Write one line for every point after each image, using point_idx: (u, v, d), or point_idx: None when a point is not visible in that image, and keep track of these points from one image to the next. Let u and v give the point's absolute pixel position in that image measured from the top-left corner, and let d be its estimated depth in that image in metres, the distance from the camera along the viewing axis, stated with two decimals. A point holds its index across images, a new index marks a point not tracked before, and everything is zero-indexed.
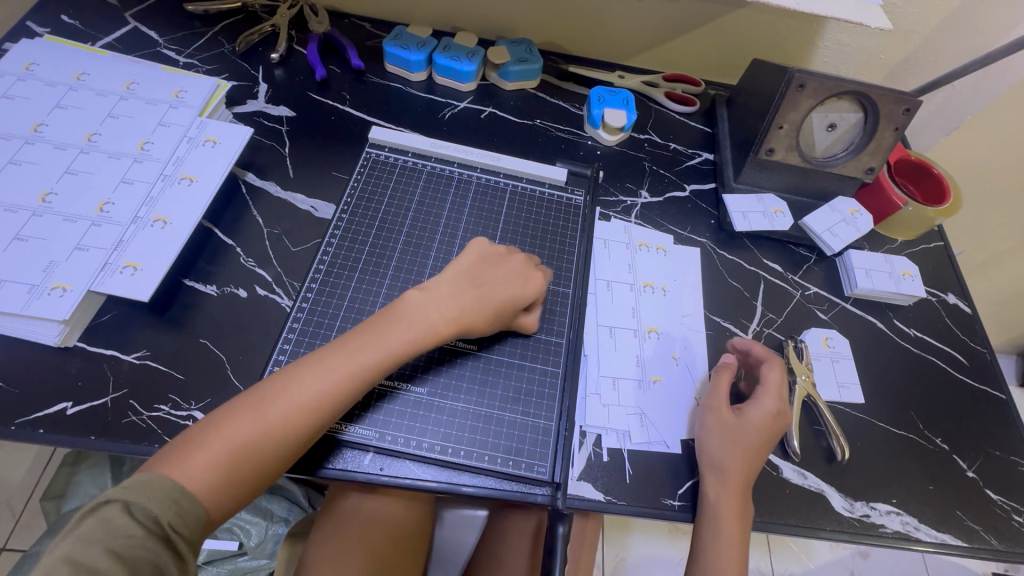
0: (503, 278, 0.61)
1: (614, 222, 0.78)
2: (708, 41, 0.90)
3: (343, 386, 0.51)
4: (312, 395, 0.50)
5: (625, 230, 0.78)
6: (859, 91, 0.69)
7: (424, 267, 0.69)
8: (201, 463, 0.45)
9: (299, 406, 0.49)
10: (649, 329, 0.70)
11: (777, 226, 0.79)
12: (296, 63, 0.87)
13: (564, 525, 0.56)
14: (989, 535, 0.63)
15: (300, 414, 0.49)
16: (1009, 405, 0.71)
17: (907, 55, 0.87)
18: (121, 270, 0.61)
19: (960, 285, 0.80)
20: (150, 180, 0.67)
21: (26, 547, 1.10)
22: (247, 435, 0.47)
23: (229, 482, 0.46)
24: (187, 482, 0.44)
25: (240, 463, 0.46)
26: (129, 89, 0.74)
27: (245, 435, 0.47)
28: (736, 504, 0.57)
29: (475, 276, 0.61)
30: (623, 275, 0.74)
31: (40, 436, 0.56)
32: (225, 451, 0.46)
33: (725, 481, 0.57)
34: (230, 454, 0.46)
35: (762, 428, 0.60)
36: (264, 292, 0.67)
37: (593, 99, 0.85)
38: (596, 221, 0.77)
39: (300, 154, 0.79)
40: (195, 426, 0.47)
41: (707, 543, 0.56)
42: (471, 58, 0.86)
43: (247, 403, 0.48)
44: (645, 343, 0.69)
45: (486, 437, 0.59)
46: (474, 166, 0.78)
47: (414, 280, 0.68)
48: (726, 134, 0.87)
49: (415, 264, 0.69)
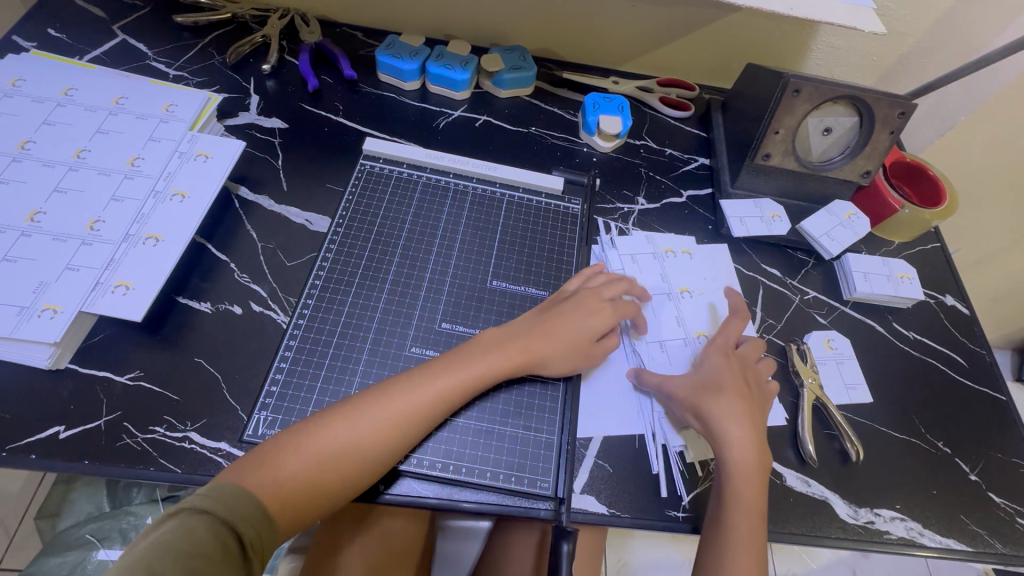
0: (580, 309, 0.64)
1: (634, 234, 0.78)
2: (702, 46, 0.90)
3: (411, 422, 0.54)
4: (380, 428, 0.53)
5: (648, 240, 0.77)
6: (854, 95, 0.69)
7: (423, 283, 0.68)
8: (274, 477, 0.49)
9: (371, 440, 0.52)
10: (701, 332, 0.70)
11: (775, 231, 0.78)
12: (288, 73, 0.86)
13: (569, 542, 0.52)
14: (993, 539, 0.62)
15: (373, 448, 0.52)
16: (1009, 406, 0.71)
17: (900, 56, 0.87)
18: (113, 290, 0.60)
19: (957, 287, 0.80)
20: (141, 197, 0.66)
21: (20, 568, 1.08)
22: (317, 457, 0.51)
23: (300, 504, 0.50)
24: (260, 492, 0.48)
25: (313, 489, 0.50)
26: (118, 104, 0.73)
27: (319, 462, 0.51)
28: (740, 445, 0.57)
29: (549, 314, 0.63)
30: (659, 286, 0.73)
31: (32, 461, 0.55)
32: (298, 475, 0.50)
33: (721, 425, 0.58)
34: (305, 481, 0.50)
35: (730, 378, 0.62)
36: (259, 308, 0.66)
37: (588, 106, 0.85)
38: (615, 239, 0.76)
39: (293, 166, 0.78)
40: (269, 442, 0.51)
41: (729, 495, 0.55)
42: (465, 66, 0.85)
43: (318, 429, 0.52)
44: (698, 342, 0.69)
45: (489, 452, 0.58)
46: (470, 175, 0.78)
47: (413, 296, 0.67)
48: (721, 139, 0.86)
49: (413, 279, 0.68)
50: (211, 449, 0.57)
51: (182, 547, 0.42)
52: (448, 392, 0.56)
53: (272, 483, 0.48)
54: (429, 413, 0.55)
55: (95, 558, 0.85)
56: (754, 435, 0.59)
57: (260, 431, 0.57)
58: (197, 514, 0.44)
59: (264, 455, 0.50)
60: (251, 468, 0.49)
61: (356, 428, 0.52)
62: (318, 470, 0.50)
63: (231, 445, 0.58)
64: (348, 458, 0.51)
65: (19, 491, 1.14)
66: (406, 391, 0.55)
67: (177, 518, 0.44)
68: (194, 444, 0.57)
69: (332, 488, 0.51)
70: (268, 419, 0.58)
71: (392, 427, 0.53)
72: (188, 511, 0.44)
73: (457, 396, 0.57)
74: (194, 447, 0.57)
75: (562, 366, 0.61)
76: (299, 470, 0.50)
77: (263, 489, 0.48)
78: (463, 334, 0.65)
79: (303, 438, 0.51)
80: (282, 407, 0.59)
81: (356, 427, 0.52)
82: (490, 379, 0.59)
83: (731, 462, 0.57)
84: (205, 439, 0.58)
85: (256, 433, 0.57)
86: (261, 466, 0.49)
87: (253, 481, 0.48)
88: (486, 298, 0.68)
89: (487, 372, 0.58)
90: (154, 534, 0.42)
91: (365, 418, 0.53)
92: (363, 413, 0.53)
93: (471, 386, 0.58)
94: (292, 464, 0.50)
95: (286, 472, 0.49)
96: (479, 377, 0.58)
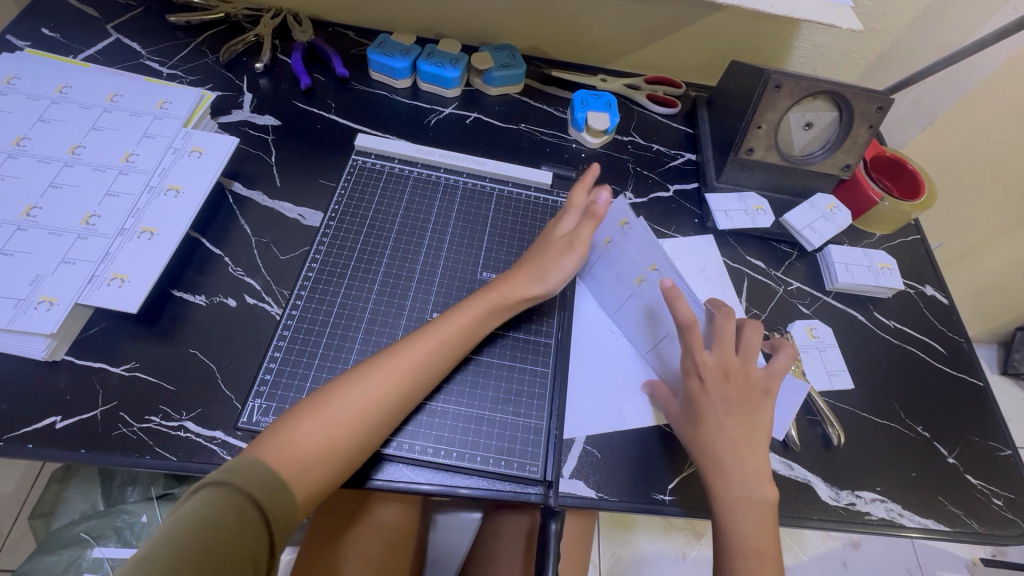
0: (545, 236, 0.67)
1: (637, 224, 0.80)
2: (687, 44, 0.92)
3: (409, 381, 0.57)
4: (382, 387, 0.55)
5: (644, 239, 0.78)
6: (833, 90, 0.71)
7: (423, 262, 0.71)
8: (287, 447, 0.50)
9: (380, 394, 0.55)
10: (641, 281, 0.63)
11: (759, 224, 0.80)
12: (281, 72, 0.87)
13: (555, 522, 0.56)
14: (970, 519, 0.64)
15: (382, 403, 0.55)
16: (986, 392, 0.73)
17: (880, 53, 0.89)
18: (108, 282, 0.61)
19: (937, 277, 0.83)
20: (136, 192, 0.67)
21: (15, 567, 1.08)
22: (327, 425, 0.52)
23: (320, 469, 0.51)
24: (278, 462, 0.49)
25: (331, 449, 0.52)
26: (112, 101, 0.74)
27: (334, 424, 0.52)
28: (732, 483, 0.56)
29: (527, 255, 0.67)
30: (624, 286, 0.66)
31: (29, 451, 0.56)
32: (314, 443, 0.51)
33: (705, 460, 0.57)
34: (323, 440, 0.51)
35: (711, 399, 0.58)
36: (252, 301, 0.67)
37: (576, 103, 0.86)
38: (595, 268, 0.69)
39: (286, 162, 0.79)
40: (276, 422, 0.53)
41: (729, 534, 0.55)
42: (455, 64, 0.87)
43: (322, 401, 0.54)
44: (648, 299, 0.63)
45: (478, 438, 0.60)
46: (460, 170, 0.79)
47: (411, 277, 0.69)
48: (707, 134, 0.88)
49: (408, 263, 0.70)
50: (207, 438, 0.58)
51: (211, 522, 0.44)
52: (442, 347, 0.59)
53: (290, 449, 0.50)
54: (431, 365, 0.58)
55: (89, 555, 0.85)
56: (750, 459, 0.57)
57: (255, 418, 0.58)
58: (221, 490, 0.45)
59: (278, 429, 0.52)
60: (266, 443, 0.50)
61: (364, 386, 0.55)
62: (333, 430, 0.52)
63: (226, 433, 0.59)
64: (360, 413, 0.54)
65: (12, 492, 1.14)
66: (403, 354, 0.57)
67: (199, 495, 0.45)
68: (189, 433, 0.58)
69: (345, 452, 0.53)
70: (263, 407, 0.59)
71: (399, 378, 0.56)
72: (211, 488, 0.45)
73: (455, 348, 0.60)
74: (189, 435, 0.58)
75: (554, 280, 0.64)
76: (314, 431, 0.52)
77: (281, 457, 0.50)
78: None
79: (315, 405, 0.53)
80: (277, 395, 0.60)
81: (365, 385, 0.55)
82: (484, 326, 0.63)
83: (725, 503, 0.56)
84: (200, 428, 0.59)
85: (250, 420, 0.58)
86: (277, 437, 0.51)
87: (271, 454, 0.49)
88: (476, 289, 0.70)
89: (479, 320, 0.62)
90: (188, 509, 0.44)
91: (370, 376, 0.55)
92: (370, 372, 0.56)
93: (468, 336, 0.61)
94: (307, 427, 0.52)
95: (302, 436, 0.51)
96: (474, 325, 0.62)
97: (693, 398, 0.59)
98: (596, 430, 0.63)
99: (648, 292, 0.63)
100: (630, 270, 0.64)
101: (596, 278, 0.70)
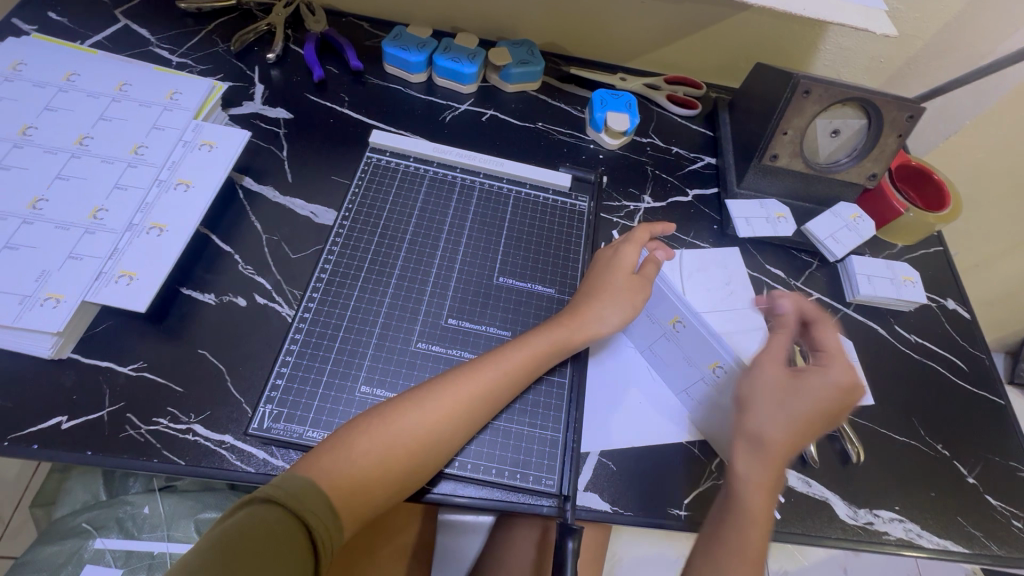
0: (603, 274, 0.65)
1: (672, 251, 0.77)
2: (711, 43, 0.89)
3: (458, 412, 0.55)
4: (433, 418, 0.54)
5: (680, 266, 0.76)
6: (864, 98, 0.69)
7: (460, 277, 0.68)
8: (330, 465, 0.50)
9: (440, 420, 0.54)
10: (674, 323, 0.62)
11: (780, 232, 0.79)
12: (294, 63, 0.85)
13: (573, 539, 0.52)
14: (990, 541, 0.63)
15: (439, 430, 0.54)
16: (1007, 410, 0.72)
17: (909, 59, 0.87)
18: (116, 280, 0.59)
19: (958, 291, 0.81)
20: (144, 186, 0.65)
21: (16, 554, 1.08)
22: (376, 447, 0.52)
23: (370, 492, 0.51)
24: (320, 480, 0.49)
25: (384, 471, 0.52)
26: (121, 90, 0.72)
27: (389, 447, 0.52)
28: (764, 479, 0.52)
29: (590, 289, 0.64)
30: (651, 328, 0.65)
31: (35, 451, 0.54)
32: (360, 465, 0.51)
33: (766, 455, 0.52)
34: (376, 462, 0.51)
35: (821, 401, 0.54)
36: (263, 301, 0.66)
37: (595, 102, 0.84)
38: (631, 328, 0.68)
39: (298, 157, 0.77)
40: (332, 435, 0.53)
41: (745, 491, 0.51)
42: (472, 59, 0.84)
43: (370, 424, 0.53)
44: (683, 342, 0.62)
45: (494, 450, 0.59)
46: (476, 171, 0.77)
47: (442, 291, 0.67)
48: (727, 137, 0.86)
49: (440, 275, 0.68)
50: (216, 442, 0.57)
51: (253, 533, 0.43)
52: (506, 376, 0.58)
53: (343, 467, 0.50)
54: (491, 394, 0.57)
55: (91, 547, 0.83)
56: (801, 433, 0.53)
57: (265, 424, 0.57)
58: (269, 509, 0.45)
59: (334, 444, 0.52)
60: (323, 457, 0.51)
61: (421, 411, 0.54)
62: (388, 454, 0.52)
63: (236, 438, 0.58)
64: (417, 439, 0.53)
65: (13, 479, 1.14)
66: (461, 380, 0.56)
67: (251, 508, 0.45)
68: (198, 436, 0.57)
69: (390, 479, 0.52)
70: (274, 412, 0.58)
71: (458, 405, 0.55)
72: (266, 505, 0.46)
73: (519, 377, 0.59)
74: (198, 439, 0.57)
75: (618, 318, 0.63)
76: (369, 452, 0.51)
77: (334, 476, 0.50)
78: (470, 330, 0.65)
79: (372, 424, 0.53)
80: (288, 401, 0.58)
81: (422, 409, 0.54)
82: (549, 362, 0.61)
83: (748, 499, 0.51)
84: (209, 432, 0.57)
85: (261, 426, 0.57)
86: (331, 453, 0.51)
87: (322, 467, 0.50)
88: (492, 294, 0.68)
89: (544, 354, 0.60)
90: (231, 523, 0.44)
91: (432, 400, 0.55)
92: (428, 396, 0.55)
93: (529, 369, 0.59)
94: (363, 446, 0.52)
95: (358, 453, 0.51)
96: (538, 359, 0.60)
97: (802, 388, 0.54)
98: (609, 445, 0.62)
99: (684, 335, 0.61)
100: (663, 310, 0.63)
101: (639, 335, 0.67)
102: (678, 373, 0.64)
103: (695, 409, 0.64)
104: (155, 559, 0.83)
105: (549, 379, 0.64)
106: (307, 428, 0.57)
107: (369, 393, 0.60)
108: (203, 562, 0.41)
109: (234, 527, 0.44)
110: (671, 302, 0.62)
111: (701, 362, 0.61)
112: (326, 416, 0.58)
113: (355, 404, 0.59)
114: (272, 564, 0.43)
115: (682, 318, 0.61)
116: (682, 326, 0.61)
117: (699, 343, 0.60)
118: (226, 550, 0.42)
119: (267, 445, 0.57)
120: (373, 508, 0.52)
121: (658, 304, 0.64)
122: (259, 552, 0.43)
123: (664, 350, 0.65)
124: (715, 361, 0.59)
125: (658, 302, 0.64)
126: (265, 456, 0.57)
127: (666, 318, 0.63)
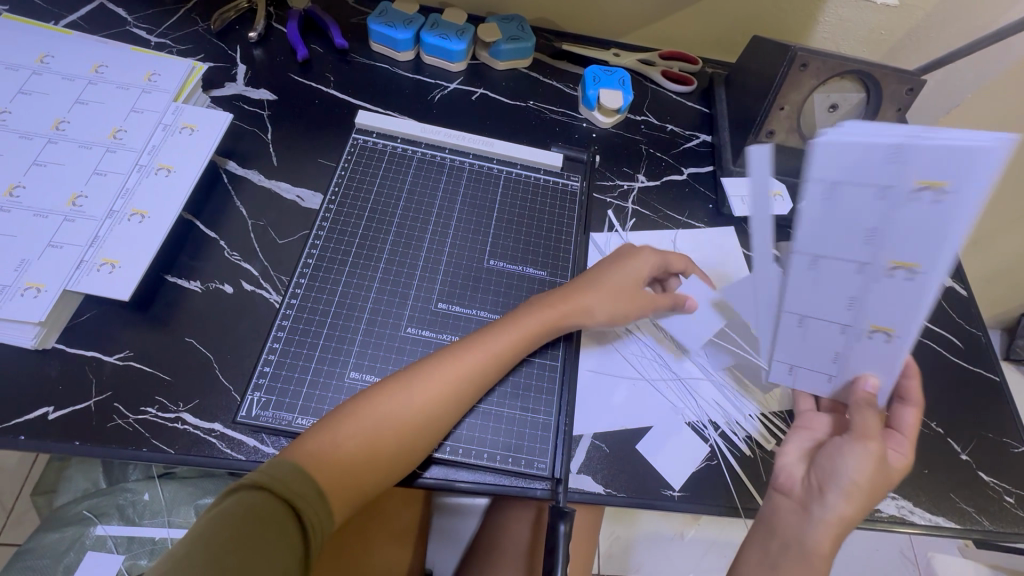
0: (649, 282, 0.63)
1: (662, 231, 0.76)
2: (707, 16, 0.87)
3: (446, 394, 0.54)
4: (420, 401, 0.53)
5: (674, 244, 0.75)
6: (861, 70, 0.67)
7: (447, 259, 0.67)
8: (314, 448, 0.50)
9: (425, 403, 0.53)
10: (896, 265, 0.48)
11: (776, 210, 0.77)
12: (276, 42, 0.83)
13: (565, 522, 0.52)
14: (982, 517, 0.63)
15: (427, 413, 0.53)
16: (1002, 386, 0.71)
17: (910, 30, 0.84)
18: (98, 268, 0.58)
19: (956, 267, 0.80)
20: (125, 171, 0.64)
21: (18, 543, 1.09)
22: (362, 434, 0.51)
23: (358, 479, 0.51)
24: (306, 463, 0.49)
25: (372, 457, 0.51)
26: (97, 72, 0.70)
27: (375, 432, 0.51)
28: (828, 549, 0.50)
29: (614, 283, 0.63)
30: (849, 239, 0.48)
31: (22, 443, 0.54)
32: (347, 450, 0.50)
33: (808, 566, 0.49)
34: (364, 448, 0.51)
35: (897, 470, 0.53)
36: (250, 287, 0.64)
37: (588, 79, 0.82)
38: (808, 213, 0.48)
39: (283, 139, 0.75)
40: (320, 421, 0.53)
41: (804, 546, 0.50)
42: (461, 36, 0.82)
43: (357, 412, 0.52)
44: (873, 288, 0.49)
45: (485, 433, 0.58)
46: (465, 151, 0.75)
47: (430, 274, 0.66)
48: (724, 114, 0.84)
49: (431, 256, 0.67)
50: (205, 430, 0.56)
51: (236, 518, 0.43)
52: (494, 358, 0.57)
53: (329, 453, 0.50)
54: (480, 376, 0.56)
55: (93, 533, 0.82)
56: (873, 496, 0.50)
57: (254, 412, 0.56)
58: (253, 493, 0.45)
59: (321, 429, 0.51)
60: (307, 443, 0.50)
61: (409, 394, 0.53)
62: (375, 438, 0.51)
63: (225, 425, 0.57)
64: (402, 424, 0.52)
65: (12, 470, 1.14)
66: (446, 365, 0.55)
67: (239, 494, 0.45)
68: (187, 425, 0.56)
69: (379, 465, 0.52)
70: (262, 400, 0.57)
71: (443, 393, 0.54)
72: (250, 489, 0.45)
73: (505, 362, 0.58)
74: (187, 427, 0.56)
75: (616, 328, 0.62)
76: (354, 438, 0.51)
77: (320, 459, 0.49)
78: (459, 314, 0.64)
79: (360, 408, 0.52)
80: (276, 388, 0.58)
81: (410, 391, 0.54)
82: (538, 342, 0.60)
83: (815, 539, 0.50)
84: (198, 420, 0.57)
85: (249, 414, 0.56)
86: (317, 440, 0.50)
87: (308, 454, 0.49)
88: (480, 279, 0.67)
89: (535, 335, 0.59)
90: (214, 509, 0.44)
91: (417, 385, 0.54)
92: (417, 378, 0.55)
93: (516, 349, 0.58)
94: (350, 432, 0.51)
95: (343, 439, 0.51)
96: (527, 341, 0.59)
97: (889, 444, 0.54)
98: (595, 430, 0.61)
99: (870, 277, 0.49)
100: (906, 244, 0.47)
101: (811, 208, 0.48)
102: (820, 296, 0.51)
103: (790, 333, 0.53)
104: (157, 544, 0.82)
105: (541, 365, 0.63)
106: (296, 415, 0.57)
107: (358, 379, 0.59)
108: (190, 549, 0.41)
109: (221, 513, 0.44)
110: (937, 243, 0.46)
111: (867, 315, 0.50)
112: (316, 403, 0.57)
113: (344, 390, 0.58)
114: (255, 547, 0.43)
115: (923, 266, 0.47)
116: (908, 274, 0.47)
117: (893, 302, 0.49)
118: (212, 531, 0.42)
119: (257, 433, 0.57)
120: (360, 497, 0.51)
121: (944, 225, 0.45)
122: (243, 538, 0.43)
123: (828, 269, 0.49)
124: (887, 326, 0.50)
125: (905, 234, 0.47)
126: (256, 443, 0.56)
127: (893, 255, 0.47)
